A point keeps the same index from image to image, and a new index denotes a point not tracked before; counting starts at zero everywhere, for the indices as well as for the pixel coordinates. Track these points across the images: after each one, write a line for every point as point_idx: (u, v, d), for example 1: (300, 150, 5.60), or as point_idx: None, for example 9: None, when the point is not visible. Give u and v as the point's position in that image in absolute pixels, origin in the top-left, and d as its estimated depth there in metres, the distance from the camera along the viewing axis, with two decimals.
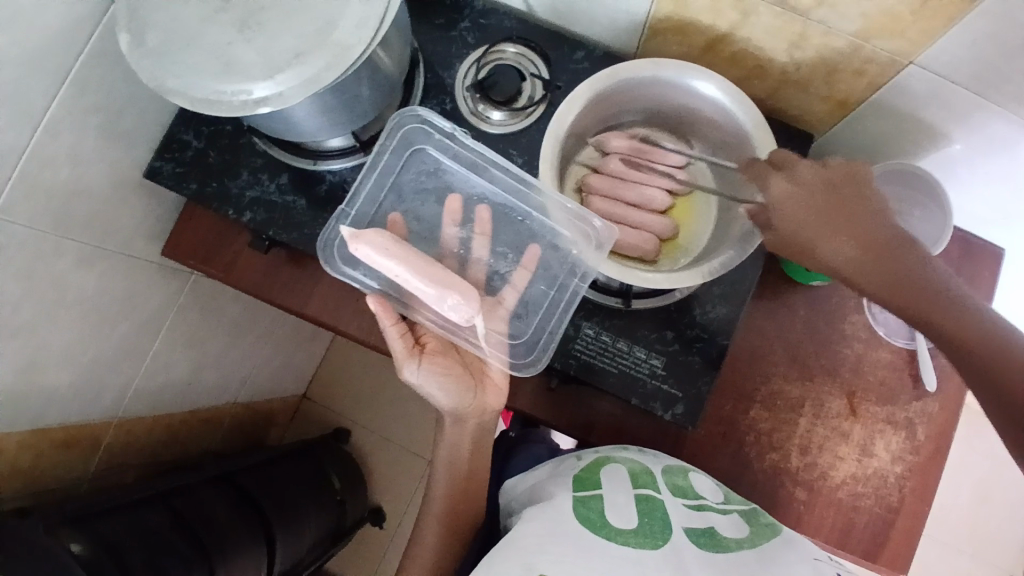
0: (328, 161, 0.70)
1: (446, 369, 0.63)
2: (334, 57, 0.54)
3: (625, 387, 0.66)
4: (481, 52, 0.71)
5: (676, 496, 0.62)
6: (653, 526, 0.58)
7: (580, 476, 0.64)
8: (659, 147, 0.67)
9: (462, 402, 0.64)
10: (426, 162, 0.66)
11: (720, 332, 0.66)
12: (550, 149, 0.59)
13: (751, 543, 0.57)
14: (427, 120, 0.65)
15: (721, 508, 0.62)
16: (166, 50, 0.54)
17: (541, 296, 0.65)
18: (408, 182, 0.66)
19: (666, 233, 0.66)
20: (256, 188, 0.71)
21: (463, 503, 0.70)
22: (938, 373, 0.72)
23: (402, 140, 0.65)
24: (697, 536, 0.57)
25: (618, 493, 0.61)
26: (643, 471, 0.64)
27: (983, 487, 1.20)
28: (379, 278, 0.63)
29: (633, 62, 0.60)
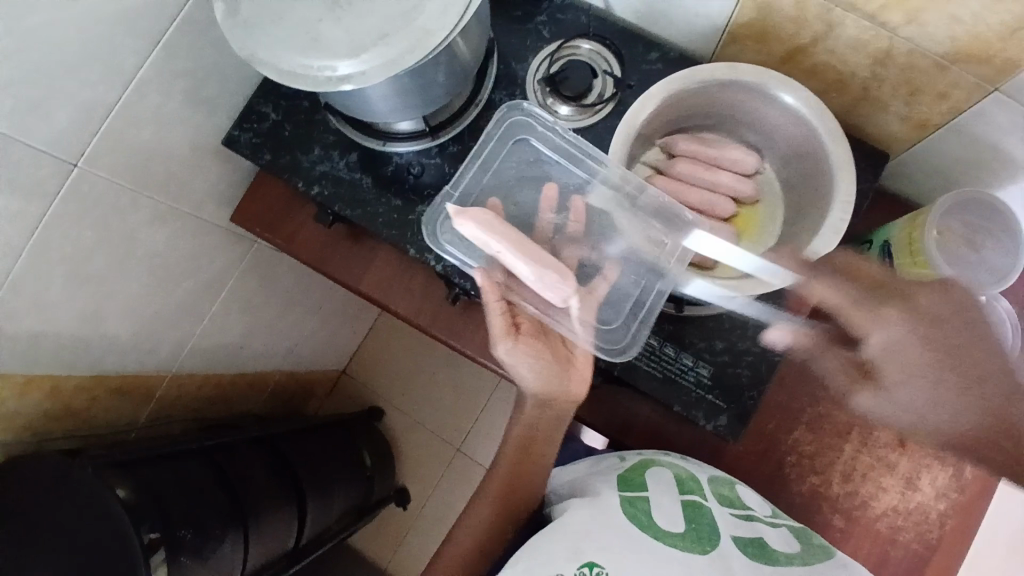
0: (395, 143, 0.71)
1: (539, 351, 0.64)
2: (417, 41, 0.55)
3: (668, 393, 0.66)
4: (555, 46, 0.72)
5: (723, 505, 0.63)
6: (701, 531, 0.60)
7: (624, 476, 0.65)
8: (727, 155, 0.67)
9: (551, 387, 0.65)
10: (529, 151, 0.69)
11: (770, 347, 0.65)
12: (620, 143, 0.60)
13: (801, 560, 0.58)
14: (532, 114, 0.67)
15: (770, 521, 0.62)
16: (259, 23, 0.57)
17: (628, 290, 0.66)
18: (509, 169, 0.68)
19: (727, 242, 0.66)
20: (325, 163, 0.73)
21: (513, 489, 0.69)
22: None
23: (507, 129, 0.67)
24: (745, 545, 0.59)
25: (664, 495, 0.63)
26: (690, 477, 0.64)
27: None
28: (476, 257, 0.65)
29: (711, 66, 0.60)
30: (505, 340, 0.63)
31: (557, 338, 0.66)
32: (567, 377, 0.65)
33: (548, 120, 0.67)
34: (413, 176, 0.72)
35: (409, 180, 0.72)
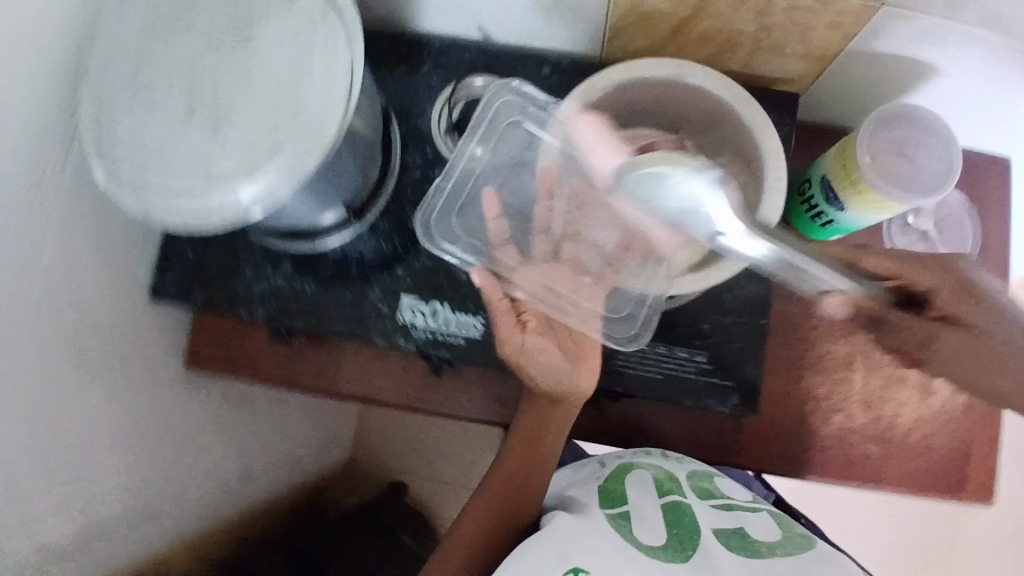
0: (324, 238, 0.68)
1: (544, 346, 0.65)
2: (309, 140, 0.52)
3: (674, 391, 0.65)
4: (449, 90, 0.70)
5: (702, 498, 0.63)
6: (682, 535, 0.58)
7: (605, 489, 0.64)
8: (645, 140, 0.63)
9: (563, 381, 0.64)
10: (523, 137, 0.67)
11: (756, 312, 0.65)
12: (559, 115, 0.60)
13: (785, 550, 0.57)
14: (522, 93, 0.65)
15: (748, 506, 0.65)
16: (142, 177, 0.53)
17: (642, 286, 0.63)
18: (504, 152, 0.68)
19: None
20: (262, 282, 0.70)
21: (525, 475, 0.67)
22: None
23: (496, 112, 0.66)
24: (728, 539, 0.58)
25: (646, 505, 0.61)
26: (667, 478, 0.64)
27: None
28: (472, 254, 0.67)
29: (606, 70, 0.57)
30: (512, 338, 0.64)
31: (566, 333, 0.67)
32: (577, 371, 0.65)
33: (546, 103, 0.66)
34: (356, 263, 0.70)
35: (355, 269, 0.70)
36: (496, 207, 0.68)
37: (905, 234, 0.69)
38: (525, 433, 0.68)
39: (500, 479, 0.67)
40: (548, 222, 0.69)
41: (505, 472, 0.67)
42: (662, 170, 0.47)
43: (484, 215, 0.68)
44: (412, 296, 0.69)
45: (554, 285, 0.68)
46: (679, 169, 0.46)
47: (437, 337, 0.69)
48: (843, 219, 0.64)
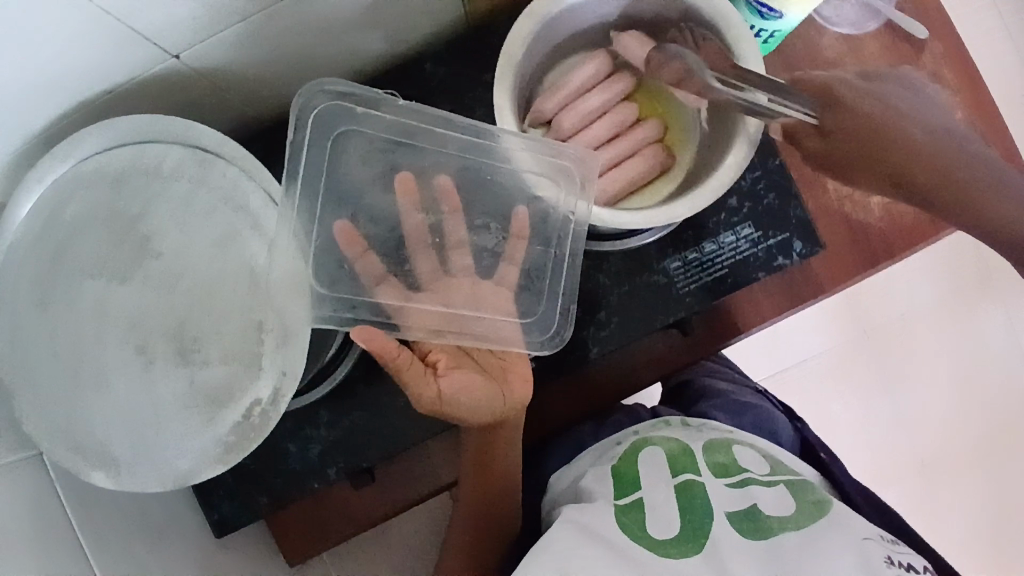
0: (333, 371, 0.60)
1: (457, 382, 0.52)
2: (289, 296, 0.47)
3: (744, 277, 0.62)
4: None
5: (718, 476, 0.59)
6: (694, 523, 0.55)
7: (620, 472, 0.61)
8: (584, 75, 0.57)
9: (494, 410, 0.54)
10: (365, 144, 0.53)
11: (767, 157, 0.62)
12: (504, 95, 0.50)
13: (794, 525, 0.54)
14: (346, 94, 0.50)
15: (766, 479, 0.59)
16: (149, 441, 0.46)
17: (543, 256, 0.55)
18: (345, 175, 0.53)
19: (655, 134, 0.58)
20: (313, 444, 0.62)
21: (494, 496, 0.63)
22: (916, 15, 0.71)
23: (323, 129, 0.50)
24: (739, 521, 0.55)
25: (656, 491, 0.58)
26: (681, 452, 0.62)
27: None
28: (352, 313, 0.51)
29: (515, 29, 0.50)
30: (426, 391, 0.51)
31: (478, 353, 0.55)
32: (507, 391, 0.54)
33: (375, 96, 0.51)
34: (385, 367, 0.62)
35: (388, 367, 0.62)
36: (361, 245, 0.53)
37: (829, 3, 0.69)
38: (476, 459, 0.62)
39: (468, 508, 0.63)
40: (425, 236, 0.55)
41: (470, 501, 0.63)
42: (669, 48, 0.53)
43: (344, 258, 0.52)
44: None
45: (458, 310, 0.54)
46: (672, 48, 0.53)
47: None
48: (786, 25, 0.61)
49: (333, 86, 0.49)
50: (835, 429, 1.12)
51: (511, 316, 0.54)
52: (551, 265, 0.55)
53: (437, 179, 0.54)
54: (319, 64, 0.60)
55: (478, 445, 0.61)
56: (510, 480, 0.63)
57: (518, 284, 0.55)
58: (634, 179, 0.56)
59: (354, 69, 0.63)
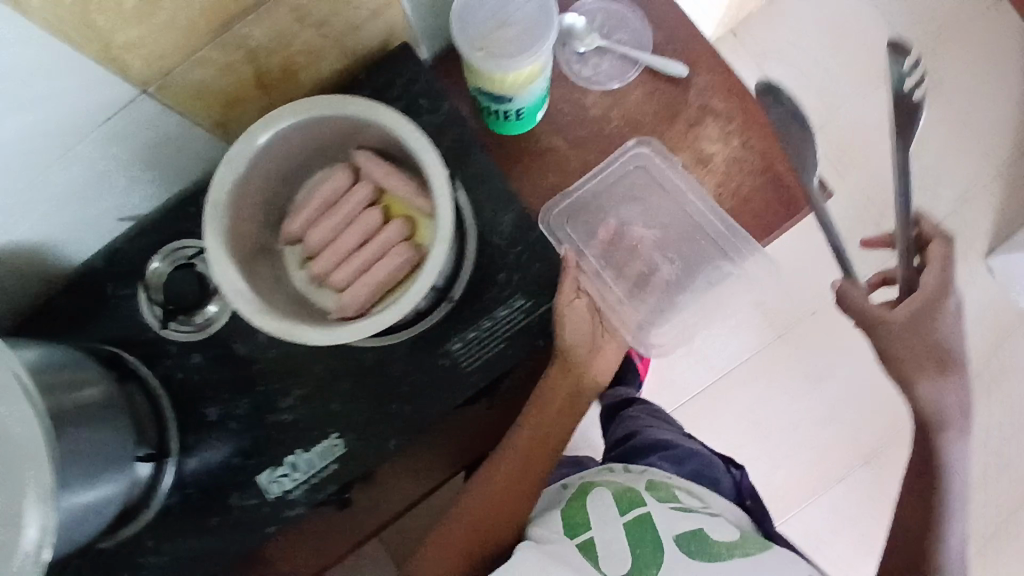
0: (157, 492, 0.63)
1: (580, 326, 0.66)
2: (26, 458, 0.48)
3: (524, 346, 0.65)
4: (141, 289, 0.65)
5: (662, 502, 0.71)
6: (649, 548, 0.65)
7: (569, 510, 0.69)
8: (323, 192, 0.60)
9: (578, 382, 0.69)
10: (612, 64, 0.72)
11: (526, 231, 0.65)
12: (214, 240, 0.52)
13: (741, 550, 0.65)
14: (657, 63, 0.70)
15: (703, 508, 0.71)
16: None
17: (682, 282, 0.72)
18: (606, 68, 0.72)
19: (406, 232, 0.60)
20: (150, 569, 0.65)
21: (502, 506, 0.68)
22: (680, 53, 0.71)
23: (621, 68, 0.71)
24: (689, 543, 0.65)
25: (605, 527, 0.67)
26: (626, 489, 0.72)
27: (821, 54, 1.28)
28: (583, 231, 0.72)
29: (215, 179, 0.53)
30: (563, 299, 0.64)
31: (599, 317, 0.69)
32: (586, 381, 0.69)
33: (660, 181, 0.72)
34: (205, 488, 0.65)
35: (209, 489, 0.65)
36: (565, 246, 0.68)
37: (583, 64, 0.72)
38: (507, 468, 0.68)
39: (468, 513, 0.68)
40: (619, 244, 0.73)
41: (472, 515, 0.68)
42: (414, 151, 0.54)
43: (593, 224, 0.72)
44: (266, 470, 0.64)
45: (607, 313, 0.70)
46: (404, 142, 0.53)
47: (313, 481, 0.64)
48: (522, 104, 0.64)
49: (636, 151, 0.70)
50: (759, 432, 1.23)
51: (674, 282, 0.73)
52: (699, 269, 0.72)
53: (617, 227, 0.73)
54: (95, 218, 0.64)
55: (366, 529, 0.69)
56: (521, 501, 0.68)
57: (673, 284, 0.73)
58: (384, 281, 0.58)
59: (137, 212, 0.67)
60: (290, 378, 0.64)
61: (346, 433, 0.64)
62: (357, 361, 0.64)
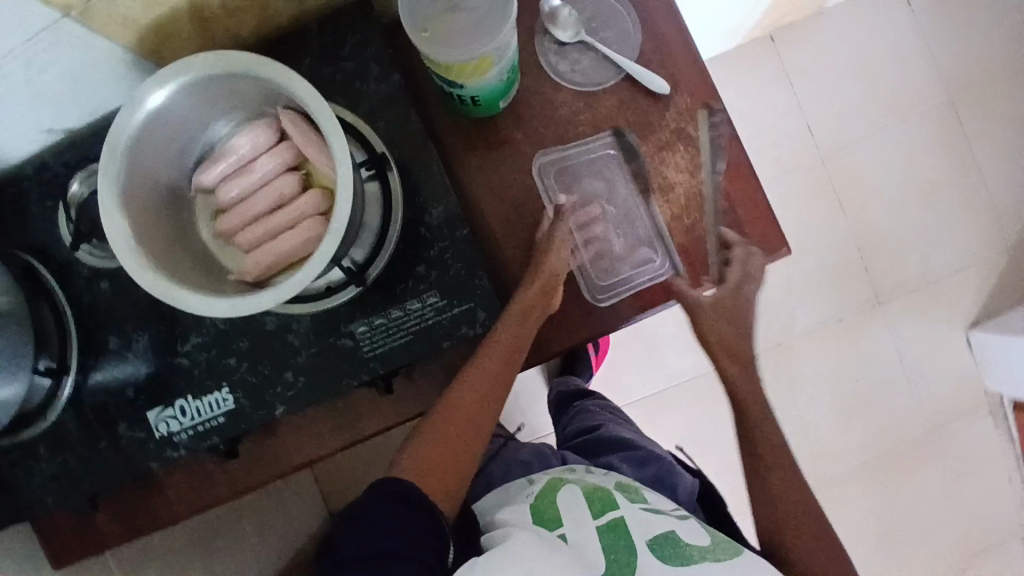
0: (54, 403, 0.65)
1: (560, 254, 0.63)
2: None
3: (429, 343, 0.63)
4: (62, 208, 0.65)
5: (634, 502, 0.63)
6: (621, 555, 0.58)
7: (538, 507, 0.62)
8: (241, 146, 0.57)
9: (545, 289, 0.63)
10: (589, 69, 0.67)
11: (455, 227, 0.63)
12: (105, 181, 0.51)
13: (713, 555, 0.59)
14: (638, 76, 0.65)
15: (677, 514, 0.64)
16: None
17: (631, 278, 0.67)
18: (584, 68, 0.67)
19: (319, 203, 0.57)
20: (32, 477, 0.67)
21: (462, 430, 0.64)
22: (665, 68, 0.66)
23: (598, 74, 0.66)
24: (662, 548, 0.59)
25: (578, 526, 0.60)
26: (596, 488, 0.65)
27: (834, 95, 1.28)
28: (561, 188, 0.68)
29: (117, 118, 0.51)
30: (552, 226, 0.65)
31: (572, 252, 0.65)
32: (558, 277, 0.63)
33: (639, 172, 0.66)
34: (93, 410, 0.65)
35: (97, 415, 0.65)
36: (517, 245, 0.66)
37: (562, 58, 0.67)
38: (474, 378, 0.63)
39: (435, 441, 0.63)
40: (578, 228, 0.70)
41: (440, 442, 0.63)
42: (323, 122, 0.51)
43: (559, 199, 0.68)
44: (157, 408, 0.64)
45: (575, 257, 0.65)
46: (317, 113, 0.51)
47: (198, 429, 0.64)
48: (476, 93, 0.59)
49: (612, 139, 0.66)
50: (700, 452, 1.23)
51: (627, 275, 0.67)
52: (649, 271, 0.67)
53: (586, 203, 0.70)
54: (23, 126, 0.62)
55: (253, 472, 0.69)
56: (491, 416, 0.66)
57: (625, 271, 0.67)
58: (285, 251, 0.56)
59: (71, 126, 0.65)
60: (192, 325, 0.64)
61: (237, 389, 0.63)
62: (260, 323, 0.63)
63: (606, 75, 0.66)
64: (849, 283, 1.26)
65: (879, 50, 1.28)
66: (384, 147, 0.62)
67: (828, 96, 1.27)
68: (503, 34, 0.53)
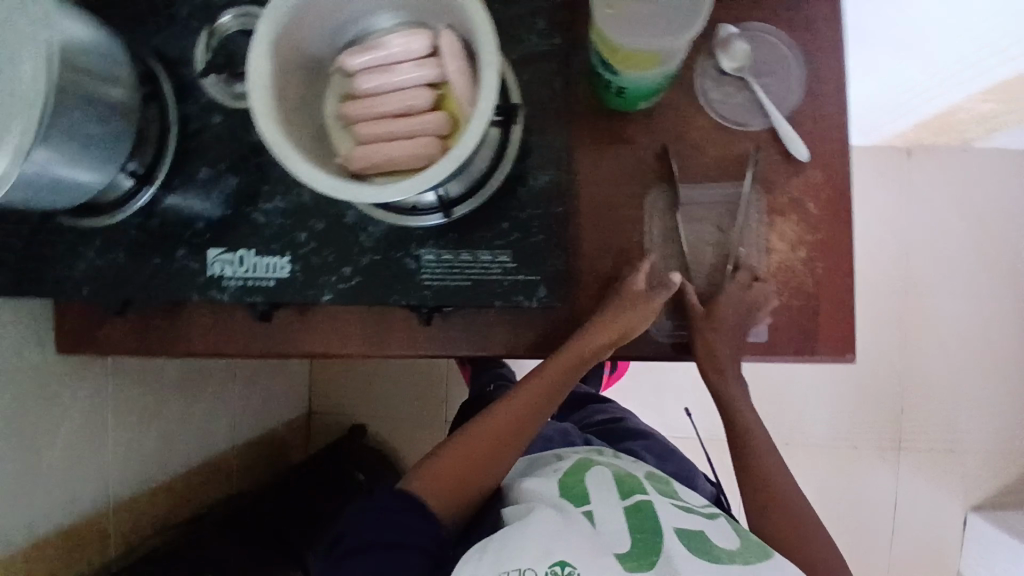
0: (127, 206, 0.67)
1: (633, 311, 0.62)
2: (24, 113, 0.52)
3: (484, 296, 0.64)
4: (207, 33, 0.67)
5: (665, 499, 0.62)
6: (647, 537, 0.55)
7: (566, 483, 0.63)
8: (395, 44, 0.58)
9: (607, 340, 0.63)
10: (738, 106, 0.66)
11: (551, 201, 0.63)
12: (267, 27, 0.52)
13: (741, 556, 0.53)
14: (783, 133, 0.64)
15: (709, 515, 0.61)
16: None
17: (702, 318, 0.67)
18: (735, 104, 0.66)
19: (442, 125, 0.57)
20: (81, 263, 0.70)
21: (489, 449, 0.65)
22: (810, 138, 0.65)
23: (747, 114, 0.66)
24: (687, 539, 0.55)
25: (605, 503, 0.60)
26: (630, 478, 0.65)
27: (944, 228, 1.24)
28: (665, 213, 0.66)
29: None
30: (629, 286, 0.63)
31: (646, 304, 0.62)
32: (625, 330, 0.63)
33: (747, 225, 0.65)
34: (160, 227, 0.68)
35: (159, 234, 0.68)
36: (601, 243, 0.67)
37: (718, 86, 0.66)
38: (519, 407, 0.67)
39: (460, 452, 0.65)
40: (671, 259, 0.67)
41: (465, 453, 0.64)
42: (484, 51, 0.51)
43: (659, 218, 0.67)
44: (217, 249, 0.66)
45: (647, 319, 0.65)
46: (482, 39, 0.51)
47: (246, 283, 0.66)
48: (628, 83, 0.59)
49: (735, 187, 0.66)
50: None
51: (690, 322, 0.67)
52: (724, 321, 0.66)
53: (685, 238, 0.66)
54: None
55: (275, 341, 0.72)
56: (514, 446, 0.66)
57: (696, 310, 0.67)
58: (394, 157, 0.57)
59: None
60: (279, 188, 0.66)
61: (296, 262, 0.65)
62: (341, 213, 0.65)
63: (753, 119, 0.66)
64: (874, 414, 1.24)
65: (1006, 205, 1.24)
66: (519, 100, 0.62)
67: (937, 228, 1.24)
68: (693, 32, 0.52)
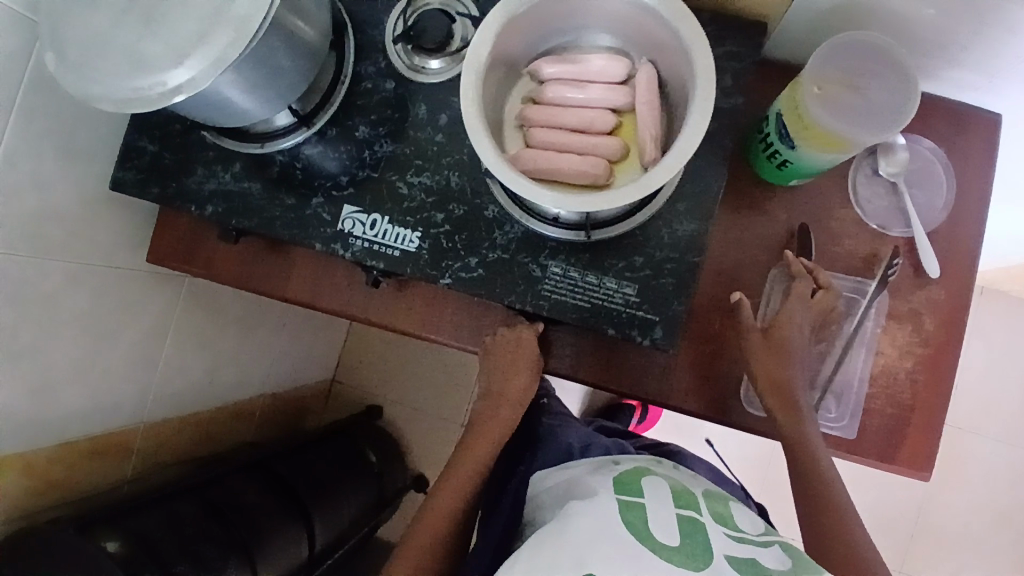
0: (276, 141, 0.68)
1: (510, 371, 0.69)
2: (236, 30, 0.53)
3: (599, 320, 0.64)
4: (405, 3, 0.69)
5: (719, 518, 0.61)
6: (695, 546, 0.55)
7: (621, 481, 0.65)
8: (595, 64, 0.60)
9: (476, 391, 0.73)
10: (881, 208, 0.68)
11: (689, 249, 0.64)
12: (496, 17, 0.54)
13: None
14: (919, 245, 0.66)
15: (762, 540, 0.60)
16: (83, 60, 0.54)
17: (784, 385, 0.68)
18: (879, 205, 0.68)
19: (618, 151, 0.59)
20: (211, 181, 0.70)
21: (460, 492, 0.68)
22: (941, 258, 0.67)
23: (888, 217, 0.68)
24: (739, 562, 0.55)
25: (660, 507, 0.60)
26: (685, 490, 0.64)
27: (995, 371, 1.26)
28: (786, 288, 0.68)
29: None
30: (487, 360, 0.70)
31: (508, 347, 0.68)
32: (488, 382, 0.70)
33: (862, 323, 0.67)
34: (301, 169, 0.69)
35: (299, 175, 0.69)
36: (717, 301, 0.68)
37: (868, 184, 0.68)
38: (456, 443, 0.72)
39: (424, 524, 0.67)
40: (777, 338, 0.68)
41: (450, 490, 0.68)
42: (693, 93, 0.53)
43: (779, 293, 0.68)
44: (354, 206, 0.67)
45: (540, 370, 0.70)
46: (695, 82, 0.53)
47: (372, 246, 0.67)
48: (796, 159, 0.60)
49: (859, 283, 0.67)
50: None
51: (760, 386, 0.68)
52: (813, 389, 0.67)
53: None
54: None
55: (375, 305, 0.73)
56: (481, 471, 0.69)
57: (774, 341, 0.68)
58: (564, 167, 0.58)
59: None
60: (429, 164, 0.67)
61: (426, 240, 0.66)
62: (482, 206, 0.66)
63: (893, 224, 0.68)
64: (883, 532, 1.24)
65: None
66: None
67: (987, 370, 1.26)
68: (913, 108, 0.56)
